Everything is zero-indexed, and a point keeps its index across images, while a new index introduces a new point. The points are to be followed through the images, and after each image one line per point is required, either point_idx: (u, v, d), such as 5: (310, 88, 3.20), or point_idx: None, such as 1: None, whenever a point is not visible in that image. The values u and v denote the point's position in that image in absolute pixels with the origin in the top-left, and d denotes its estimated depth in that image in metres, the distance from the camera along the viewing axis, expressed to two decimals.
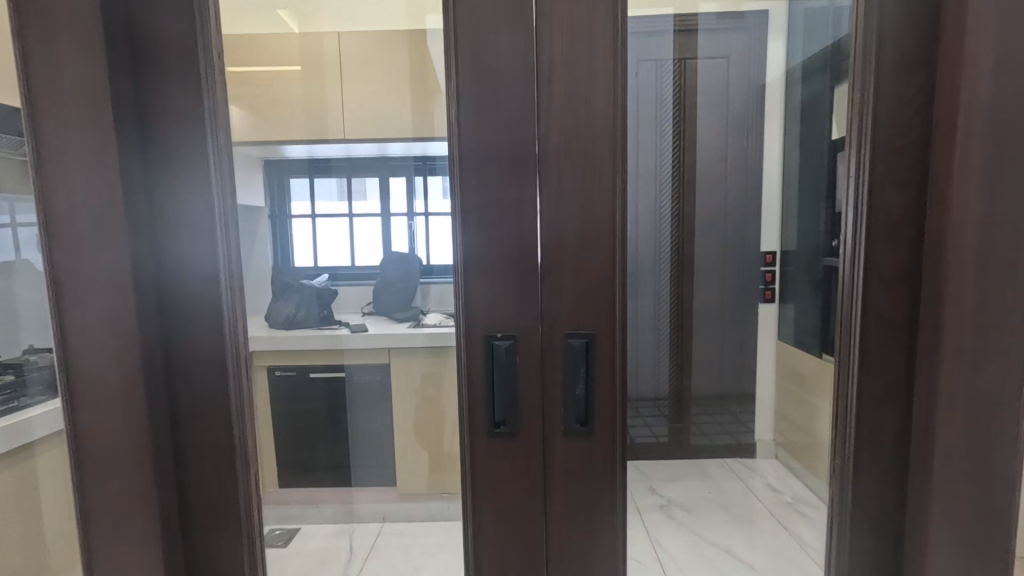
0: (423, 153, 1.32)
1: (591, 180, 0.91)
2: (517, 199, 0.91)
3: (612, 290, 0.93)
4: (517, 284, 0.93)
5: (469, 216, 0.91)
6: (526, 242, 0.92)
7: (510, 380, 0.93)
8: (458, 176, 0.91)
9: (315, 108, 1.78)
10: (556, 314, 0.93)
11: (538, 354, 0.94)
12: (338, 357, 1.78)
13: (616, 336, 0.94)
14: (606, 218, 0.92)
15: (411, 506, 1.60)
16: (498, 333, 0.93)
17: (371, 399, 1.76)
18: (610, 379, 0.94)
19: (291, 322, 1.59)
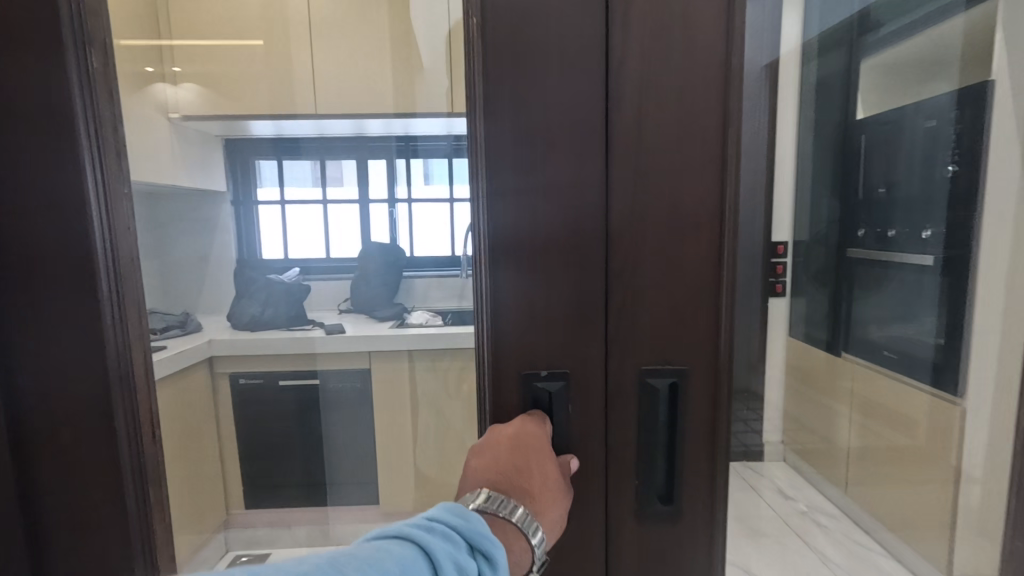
0: (405, 132, 1.16)
1: (689, 113, 0.52)
2: (574, 146, 0.52)
3: (716, 303, 0.54)
4: (566, 290, 0.54)
5: (495, 175, 0.53)
6: (586, 219, 0.53)
7: (557, 436, 0.56)
8: (481, 111, 0.52)
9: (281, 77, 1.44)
10: (627, 339, 0.55)
11: (599, 401, 0.56)
12: (310, 362, 1.48)
13: (720, 381, 0.55)
14: (709, 178, 0.53)
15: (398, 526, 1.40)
16: (541, 370, 0.55)
17: (347, 408, 1.49)
18: (709, 447, 0.56)
19: (256, 323, 1.47)
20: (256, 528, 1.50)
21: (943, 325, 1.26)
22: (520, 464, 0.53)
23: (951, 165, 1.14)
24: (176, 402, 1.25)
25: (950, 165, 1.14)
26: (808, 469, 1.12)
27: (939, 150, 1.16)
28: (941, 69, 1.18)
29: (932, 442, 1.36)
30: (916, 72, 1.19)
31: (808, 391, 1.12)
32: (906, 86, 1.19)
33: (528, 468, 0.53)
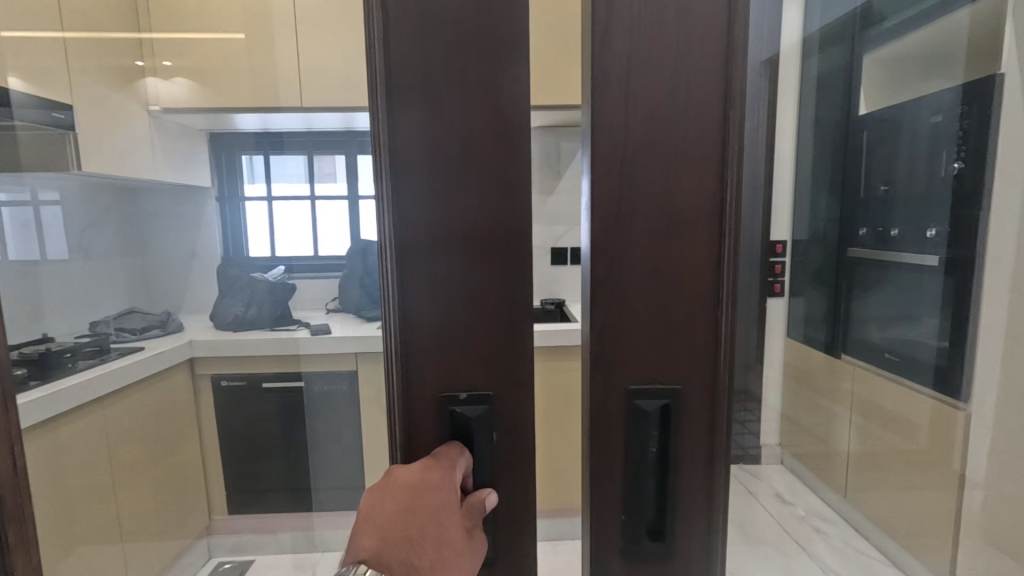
0: None
1: (698, 44, 0.35)
2: (493, 113, 0.40)
3: (726, 312, 0.38)
4: (485, 294, 0.42)
5: (398, 143, 0.40)
6: (514, 205, 0.42)
7: (478, 476, 0.44)
8: (383, 63, 0.39)
9: (260, 74, 1.33)
10: (614, 360, 0.38)
11: (529, 433, 0.45)
12: (296, 363, 1.39)
13: (723, 421, 0.39)
14: (722, 136, 0.36)
15: None
16: (460, 394, 0.43)
17: (335, 411, 1.41)
18: (705, 510, 0.40)
19: (240, 323, 1.41)
20: (239, 533, 1.45)
21: (949, 326, 1.13)
22: (415, 533, 0.37)
23: (957, 161, 1.05)
24: (149, 404, 1.24)
25: (956, 161, 1.05)
26: (808, 475, 1.08)
27: (942, 146, 1.08)
28: (948, 63, 1.07)
29: (935, 445, 1.22)
30: (917, 70, 1.12)
31: (804, 394, 1.10)
32: (908, 81, 1.14)
33: (425, 539, 0.37)
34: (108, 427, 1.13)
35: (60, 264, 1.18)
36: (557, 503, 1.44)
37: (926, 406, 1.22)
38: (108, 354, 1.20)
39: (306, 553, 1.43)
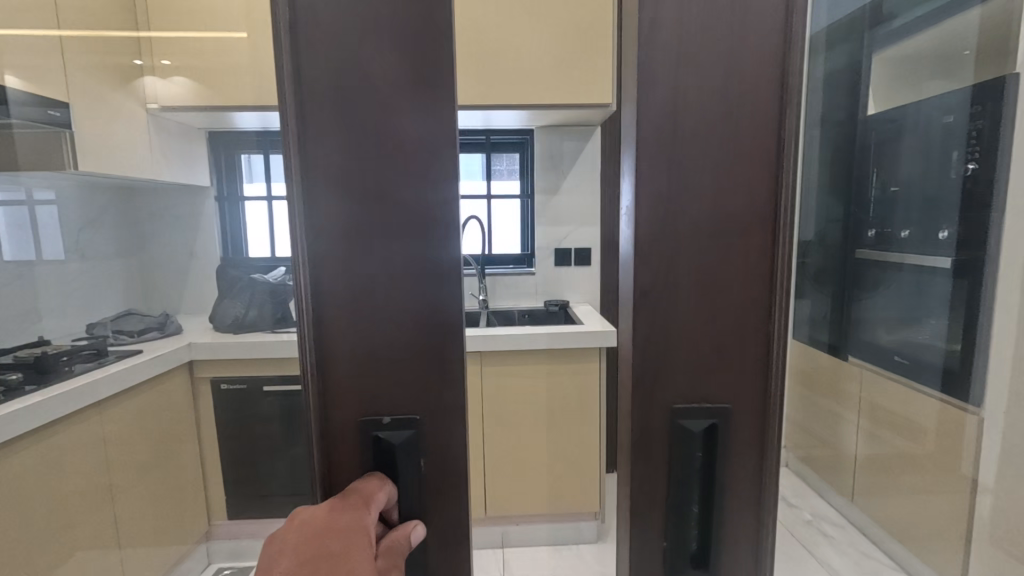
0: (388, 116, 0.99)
1: (754, 35, 0.32)
2: (411, 121, 0.37)
3: (778, 325, 0.35)
4: (407, 313, 0.39)
5: (311, 156, 0.37)
6: (429, 217, 0.39)
7: (405, 506, 0.41)
8: (291, 68, 0.36)
9: (244, 69, 1.26)
10: (658, 374, 0.35)
11: (457, 460, 0.41)
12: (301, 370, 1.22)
13: (778, 442, 0.36)
14: (777, 137, 0.33)
15: None
16: (383, 418, 0.40)
17: None
18: (754, 539, 0.37)
19: (241, 325, 1.33)
20: (239, 539, 1.42)
21: (960, 330, 1.08)
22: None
23: (970, 162, 1.00)
24: (146, 408, 1.22)
25: (970, 163, 1.00)
26: (817, 479, 1.07)
27: (955, 144, 1.03)
28: (959, 65, 1.02)
29: (942, 449, 1.17)
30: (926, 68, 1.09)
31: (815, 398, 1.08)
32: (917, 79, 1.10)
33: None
34: (107, 430, 1.11)
35: (57, 265, 1.20)
36: (563, 508, 1.42)
37: (933, 406, 1.18)
38: (105, 357, 1.17)
39: None
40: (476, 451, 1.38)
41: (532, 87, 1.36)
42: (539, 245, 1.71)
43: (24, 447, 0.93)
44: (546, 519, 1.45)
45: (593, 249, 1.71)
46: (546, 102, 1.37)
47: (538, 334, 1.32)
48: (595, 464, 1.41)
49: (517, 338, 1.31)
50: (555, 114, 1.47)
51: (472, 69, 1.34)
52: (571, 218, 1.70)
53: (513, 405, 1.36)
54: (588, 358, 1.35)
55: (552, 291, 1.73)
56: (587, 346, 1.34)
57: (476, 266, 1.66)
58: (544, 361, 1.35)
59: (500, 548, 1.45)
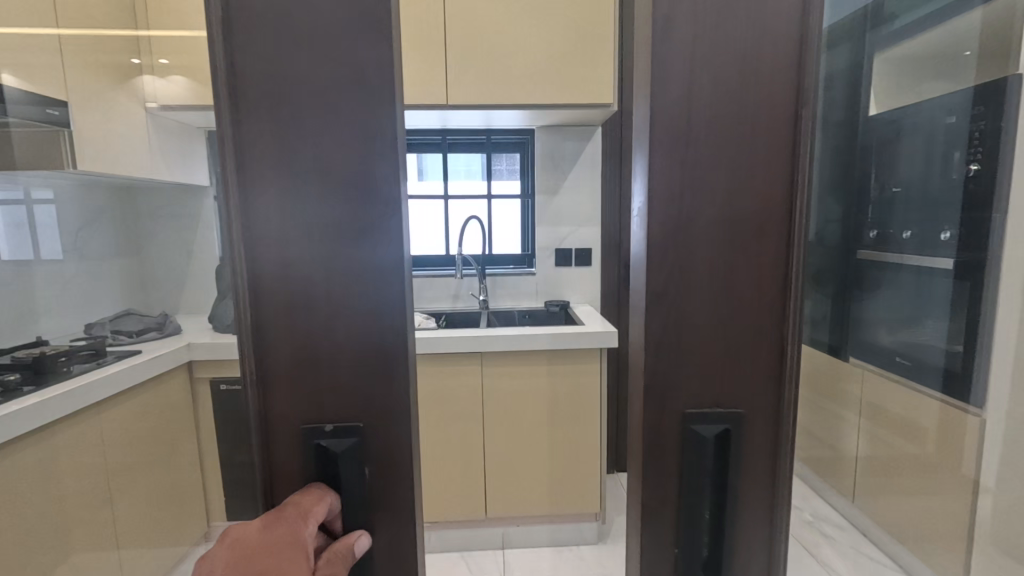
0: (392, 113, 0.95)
1: (772, 34, 0.32)
2: (355, 111, 0.34)
3: (790, 330, 0.34)
4: (351, 317, 0.36)
5: (247, 149, 0.34)
6: (374, 213, 0.35)
7: (350, 517, 0.37)
8: (224, 52, 0.33)
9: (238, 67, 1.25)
10: (670, 376, 0.35)
11: (404, 467, 0.38)
12: None
13: (788, 443, 0.35)
14: (792, 138, 0.33)
15: None
16: (326, 425, 0.37)
17: None
18: (766, 544, 0.36)
19: None
20: None
21: (962, 330, 1.07)
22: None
23: (972, 163, 0.99)
24: (142, 410, 1.20)
25: (972, 163, 0.99)
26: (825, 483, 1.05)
27: (956, 144, 1.02)
28: (959, 66, 1.02)
29: (942, 452, 1.16)
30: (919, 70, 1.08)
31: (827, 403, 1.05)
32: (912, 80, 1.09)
33: None
34: (104, 431, 1.10)
35: (55, 265, 1.19)
36: (564, 510, 1.41)
37: (933, 408, 1.17)
38: (104, 358, 1.16)
39: None
40: (477, 452, 1.37)
41: (533, 87, 1.35)
42: (540, 246, 1.70)
43: (23, 446, 0.92)
44: (547, 520, 1.45)
45: (594, 250, 1.71)
46: (547, 102, 1.37)
47: (537, 334, 1.31)
48: (596, 466, 1.40)
49: (518, 338, 1.31)
50: (556, 114, 1.47)
51: (472, 68, 1.34)
52: (571, 218, 1.69)
53: (513, 406, 1.36)
54: (589, 360, 1.35)
55: (552, 291, 1.73)
56: (587, 347, 1.33)
57: (476, 266, 1.66)
58: (545, 362, 1.34)
59: (501, 549, 1.45)
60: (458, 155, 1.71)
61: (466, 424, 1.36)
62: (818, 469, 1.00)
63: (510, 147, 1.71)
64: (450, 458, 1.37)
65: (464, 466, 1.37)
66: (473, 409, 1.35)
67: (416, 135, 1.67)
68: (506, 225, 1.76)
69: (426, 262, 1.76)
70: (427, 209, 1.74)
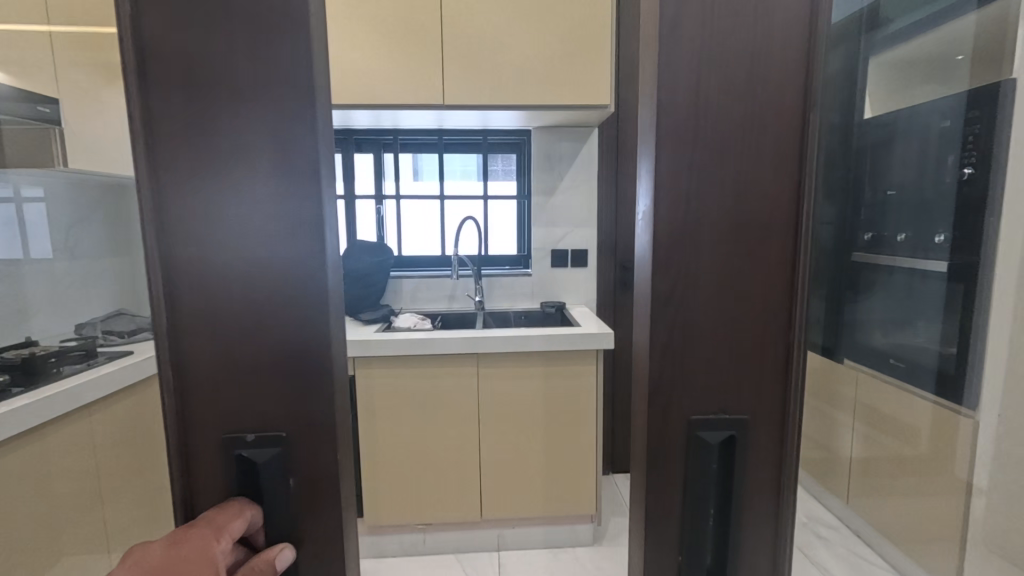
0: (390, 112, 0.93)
1: (780, 34, 0.32)
2: (272, 108, 0.33)
3: (797, 335, 0.34)
4: (271, 320, 0.35)
5: (160, 152, 0.33)
6: (293, 212, 0.34)
7: (274, 530, 0.36)
8: (136, 53, 0.32)
9: None
10: (677, 380, 0.34)
11: (327, 478, 0.37)
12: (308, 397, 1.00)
13: (794, 445, 0.35)
14: (800, 139, 0.32)
15: (390, 535, 1.43)
16: (247, 435, 0.35)
17: None
18: (773, 552, 0.36)
19: None
20: None
21: (955, 333, 1.07)
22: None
23: (966, 166, 1.00)
24: None
25: (966, 167, 1.00)
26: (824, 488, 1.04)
27: (950, 149, 1.02)
28: (949, 71, 1.02)
29: (935, 453, 1.17)
30: (920, 73, 1.07)
31: (828, 408, 1.04)
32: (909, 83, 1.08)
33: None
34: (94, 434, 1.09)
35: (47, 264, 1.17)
36: (560, 512, 1.41)
37: (926, 410, 1.17)
38: (96, 358, 1.10)
39: None
40: (472, 454, 1.37)
41: (530, 88, 1.35)
42: (536, 246, 1.69)
43: (11, 449, 0.91)
44: (543, 522, 1.45)
45: (590, 251, 1.70)
46: (545, 103, 1.36)
47: (533, 335, 1.31)
48: (592, 468, 1.40)
49: (515, 339, 1.30)
50: (554, 115, 1.46)
51: (470, 69, 1.33)
52: (567, 220, 1.69)
53: (509, 407, 1.35)
54: (585, 361, 1.35)
55: (548, 292, 1.72)
56: (584, 349, 1.33)
57: (472, 267, 1.65)
58: (541, 364, 1.34)
59: (496, 551, 1.44)
60: (453, 155, 1.71)
61: (461, 425, 1.35)
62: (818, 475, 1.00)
63: (506, 147, 1.71)
64: (445, 460, 1.36)
65: (459, 469, 1.37)
66: (468, 411, 1.35)
67: (412, 135, 1.66)
68: (502, 225, 1.76)
69: (421, 262, 1.75)
70: (423, 209, 1.73)
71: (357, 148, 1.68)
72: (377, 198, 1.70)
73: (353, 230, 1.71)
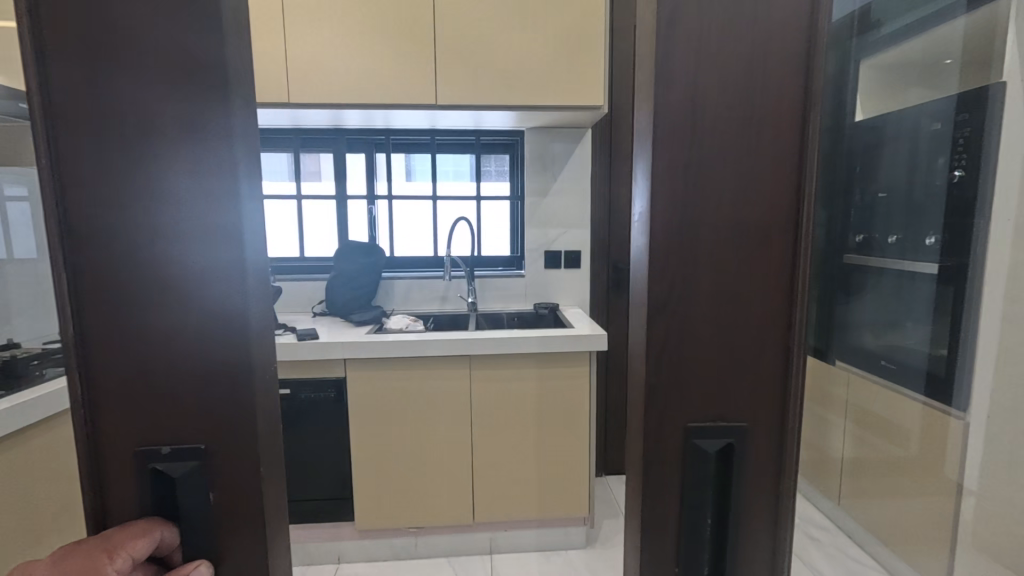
0: None
1: (779, 35, 0.31)
2: (183, 100, 0.31)
3: (797, 341, 0.34)
4: (186, 325, 0.33)
5: (61, 149, 0.31)
6: (202, 212, 0.32)
7: (190, 547, 0.35)
8: (37, 43, 0.30)
9: None
10: (672, 387, 0.34)
11: (250, 493, 0.35)
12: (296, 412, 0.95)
13: (794, 443, 0.35)
14: (800, 141, 0.32)
15: (381, 540, 1.42)
16: (164, 448, 0.34)
17: (317, 421, 1.32)
18: (772, 554, 0.36)
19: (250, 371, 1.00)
20: None
21: (945, 335, 1.08)
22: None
23: (956, 169, 1.00)
24: None
25: (956, 170, 1.00)
26: (815, 490, 1.04)
27: (941, 151, 1.02)
28: (939, 76, 1.02)
29: (924, 454, 1.17)
30: (912, 76, 1.07)
31: (819, 410, 1.04)
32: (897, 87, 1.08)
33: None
34: None
35: None
36: (552, 515, 1.41)
37: (916, 410, 1.16)
38: None
39: (302, 565, 1.40)
40: (464, 457, 1.35)
41: (523, 89, 1.34)
42: (529, 248, 1.69)
43: None
44: (535, 525, 1.44)
45: (583, 252, 1.70)
46: (539, 104, 1.36)
47: (525, 337, 1.31)
48: (585, 470, 1.40)
49: (508, 341, 1.30)
50: (548, 115, 1.46)
51: (462, 69, 1.32)
52: (560, 221, 1.69)
53: (501, 410, 1.35)
54: (578, 363, 1.34)
55: (541, 293, 1.71)
56: (577, 351, 1.33)
57: (464, 268, 1.64)
58: (533, 366, 1.34)
59: (489, 555, 1.43)
60: (446, 155, 1.70)
61: (453, 428, 1.34)
62: (810, 478, 0.99)
63: (499, 148, 1.71)
64: (436, 464, 1.35)
65: (451, 472, 1.36)
66: (460, 411, 1.34)
67: (404, 134, 1.66)
68: (494, 225, 1.75)
69: (413, 263, 1.74)
70: (415, 209, 1.72)
71: (349, 148, 1.67)
72: (369, 199, 1.69)
73: (344, 230, 1.70)
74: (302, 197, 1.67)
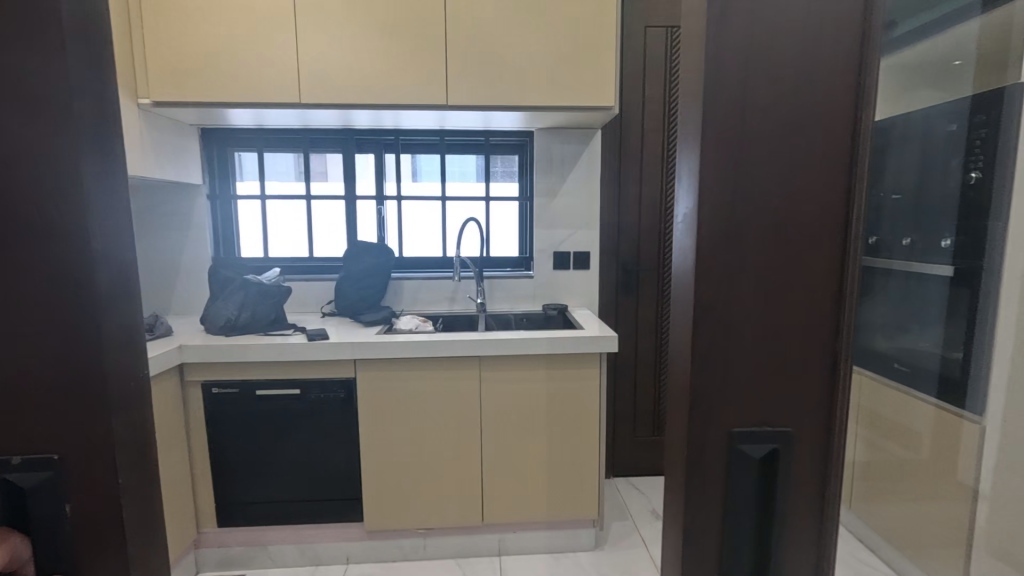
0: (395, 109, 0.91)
1: (830, 33, 0.31)
2: (23, 114, 0.32)
3: (843, 344, 0.33)
4: (35, 333, 0.34)
5: None
6: (40, 219, 0.33)
7: (42, 560, 0.36)
8: None
9: (257, 69, 1.29)
10: (717, 394, 0.34)
11: (105, 507, 0.36)
12: None
13: (840, 442, 0.34)
14: (851, 140, 0.32)
15: (389, 541, 1.41)
16: (14, 458, 0.35)
17: (326, 421, 1.32)
18: (815, 555, 0.35)
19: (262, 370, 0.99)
20: (229, 547, 1.39)
21: (959, 338, 1.07)
22: None
23: (973, 171, 0.98)
24: None
25: (972, 172, 0.98)
26: None
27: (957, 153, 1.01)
28: (954, 77, 0.95)
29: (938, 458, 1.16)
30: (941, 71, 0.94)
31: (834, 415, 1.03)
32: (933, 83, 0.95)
33: None
34: None
35: None
36: (561, 517, 1.40)
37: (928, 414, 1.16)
38: None
39: (308, 566, 1.40)
40: (472, 458, 1.35)
41: (530, 88, 1.34)
42: (538, 249, 1.68)
43: None
44: (543, 527, 1.44)
45: (593, 253, 1.69)
46: (545, 105, 1.35)
47: (536, 338, 1.30)
48: (595, 472, 1.39)
49: (519, 342, 1.30)
50: (556, 116, 1.46)
51: (472, 70, 1.32)
52: (569, 222, 1.68)
53: (509, 411, 1.34)
54: (589, 365, 1.34)
55: (550, 294, 1.70)
56: (587, 352, 1.32)
57: (474, 269, 1.63)
58: (544, 367, 1.33)
59: (497, 557, 1.43)
60: (455, 156, 1.70)
61: (461, 429, 1.34)
62: None
63: (507, 148, 1.71)
64: (444, 466, 1.35)
65: (459, 474, 1.36)
66: (469, 412, 1.33)
67: (414, 135, 1.66)
68: (503, 226, 1.75)
69: (421, 264, 1.74)
70: (424, 210, 1.72)
71: (358, 148, 1.67)
72: (378, 199, 1.69)
73: (354, 231, 1.70)
74: (311, 198, 1.68)
